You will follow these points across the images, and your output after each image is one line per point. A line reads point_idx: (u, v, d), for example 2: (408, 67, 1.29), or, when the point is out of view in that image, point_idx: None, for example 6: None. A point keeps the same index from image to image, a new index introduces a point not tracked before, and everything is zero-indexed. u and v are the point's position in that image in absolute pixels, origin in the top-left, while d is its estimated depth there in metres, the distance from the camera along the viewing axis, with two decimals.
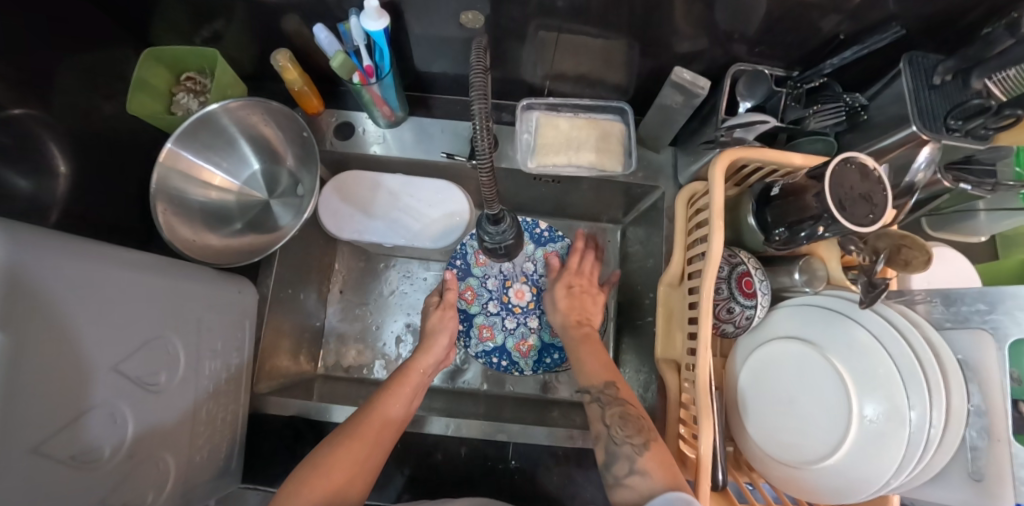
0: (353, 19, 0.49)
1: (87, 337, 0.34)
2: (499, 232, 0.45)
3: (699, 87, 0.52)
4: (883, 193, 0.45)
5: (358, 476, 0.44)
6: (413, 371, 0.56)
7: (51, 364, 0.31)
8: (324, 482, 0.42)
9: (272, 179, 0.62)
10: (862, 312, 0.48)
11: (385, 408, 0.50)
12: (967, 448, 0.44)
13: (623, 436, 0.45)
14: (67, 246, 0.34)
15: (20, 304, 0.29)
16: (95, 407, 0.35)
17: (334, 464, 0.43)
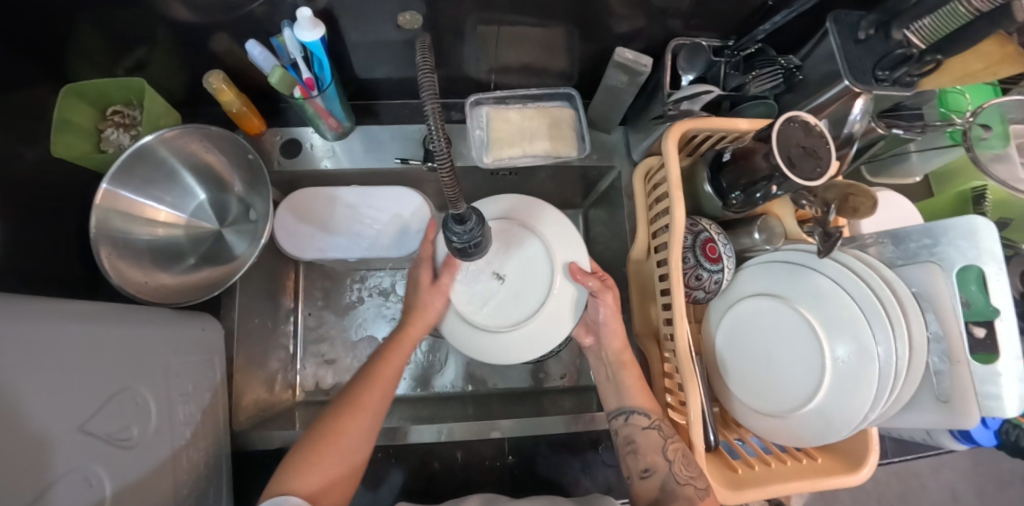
0: (287, 31, 0.47)
1: (45, 401, 0.32)
2: (466, 230, 0.44)
3: (642, 64, 0.53)
4: (827, 146, 0.47)
5: (353, 449, 0.46)
6: (403, 337, 0.53)
7: (8, 435, 0.29)
8: (324, 465, 0.44)
9: (221, 207, 0.60)
10: (820, 261, 0.50)
11: (380, 376, 0.50)
12: (932, 373, 0.47)
13: (686, 475, 0.46)
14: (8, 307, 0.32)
15: None
16: (65, 474, 0.33)
17: (334, 444, 0.45)
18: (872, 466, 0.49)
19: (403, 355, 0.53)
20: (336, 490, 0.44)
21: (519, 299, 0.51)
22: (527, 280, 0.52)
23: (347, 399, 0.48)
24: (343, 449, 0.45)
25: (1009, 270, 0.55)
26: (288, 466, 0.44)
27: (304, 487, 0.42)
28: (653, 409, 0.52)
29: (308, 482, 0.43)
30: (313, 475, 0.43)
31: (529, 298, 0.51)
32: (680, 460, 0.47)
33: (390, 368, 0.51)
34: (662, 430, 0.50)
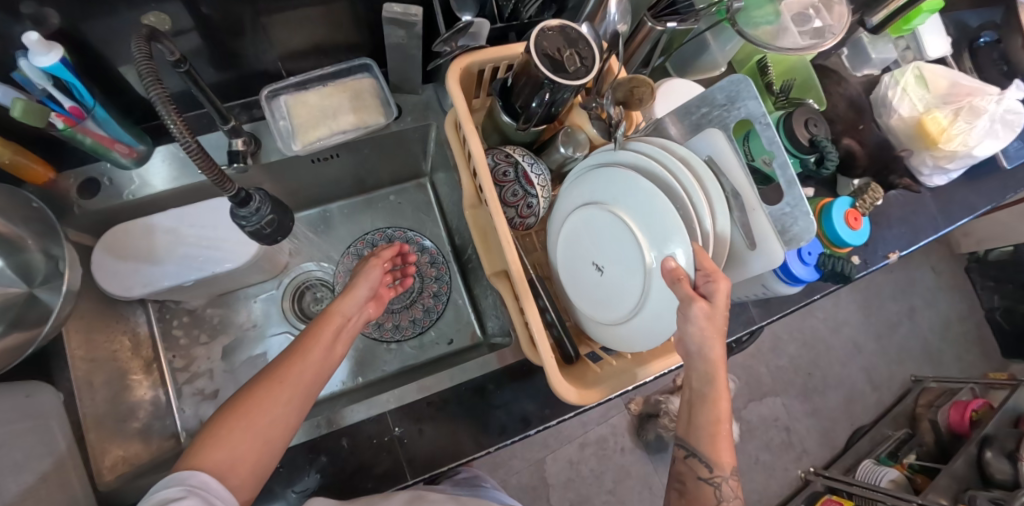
0: (21, 62, 0.44)
1: None
2: (254, 213, 0.43)
3: (413, 15, 0.53)
4: (586, 44, 0.49)
5: (278, 429, 0.40)
6: (333, 316, 0.52)
7: None
8: (242, 438, 0.38)
9: (27, 268, 0.55)
10: (616, 153, 0.53)
11: (303, 353, 0.46)
12: (738, 226, 0.50)
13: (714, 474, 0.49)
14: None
15: None
16: None
17: (247, 419, 0.39)
18: None
19: (334, 331, 0.50)
20: (254, 468, 0.38)
21: (619, 295, 0.51)
22: (620, 283, 0.51)
23: (268, 371, 0.43)
24: (263, 426, 0.39)
25: (794, 121, 0.59)
26: (195, 442, 0.37)
27: (212, 465, 0.35)
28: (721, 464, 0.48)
29: (221, 455, 0.36)
30: (225, 451, 0.36)
31: (623, 301, 0.50)
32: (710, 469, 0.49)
33: (318, 344, 0.48)
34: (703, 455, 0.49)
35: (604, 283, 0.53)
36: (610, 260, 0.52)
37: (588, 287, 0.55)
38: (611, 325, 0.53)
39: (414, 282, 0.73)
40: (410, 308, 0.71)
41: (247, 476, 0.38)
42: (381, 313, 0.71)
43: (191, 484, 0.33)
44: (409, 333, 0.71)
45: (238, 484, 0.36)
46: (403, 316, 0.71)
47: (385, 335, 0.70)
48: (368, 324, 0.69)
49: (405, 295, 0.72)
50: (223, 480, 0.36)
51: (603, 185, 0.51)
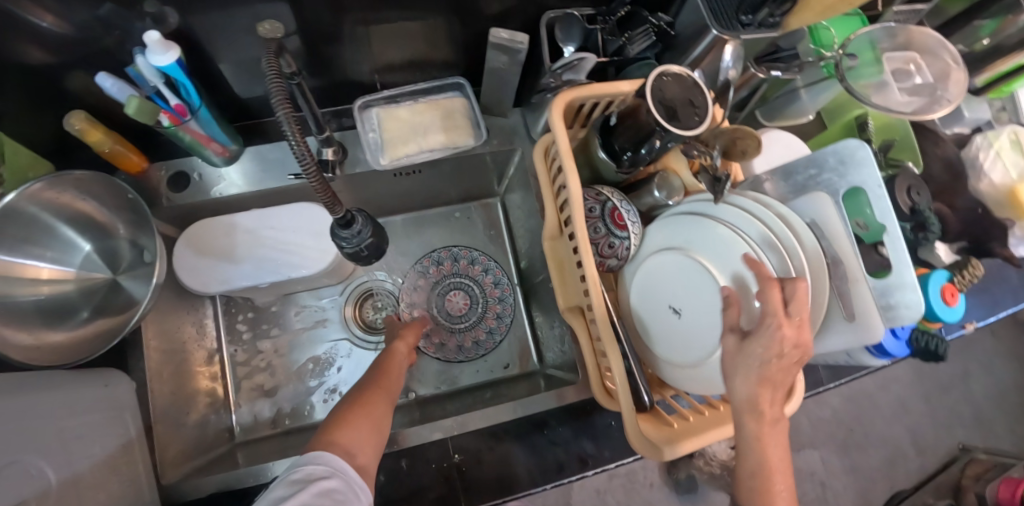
0: (138, 59, 0.44)
1: None
2: (355, 234, 0.43)
3: (519, 42, 0.53)
4: (702, 95, 0.49)
5: (383, 423, 0.45)
6: (399, 348, 0.58)
7: None
8: (361, 424, 0.43)
9: (112, 254, 0.57)
10: (716, 207, 0.52)
11: (389, 370, 0.53)
12: (837, 294, 0.49)
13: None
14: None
15: None
16: None
17: (364, 411, 0.44)
18: (798, 396, 0.50)
19: (398, 364, 0.55)
20: (375, 447, 0.42)
21: (696, 339, 0.51)
22: (703, 320, 0.51)
23: (365, 384, 0.49)
24: (374, 415, 0.45)
25: (896, 187, 0.57)
26: (321, 433, 0.41)
27: (346, 443, 0.40)
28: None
29: (348, 436, 0.41)
30: (353, 432, 0.41)
31: (699, 342, 0.50)
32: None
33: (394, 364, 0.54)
34: None
35: (681, 328, 0.52)
36: (691, 301, 0.52)
37: (663, 331, 0.54)
38: (686, 367, 0.52)
39: (477, 303, 0.74)
40: (473, 329, 0.72)
41: (369, 454, 0.42)
42: (446, 333, 0.72)
43: (325, 461, 0.37)
44: (470, 355, 0.71)
45: (364, 462, 0.41)
46: (466, 337, 0.72)
47: (449, 357, 0.70)
48: (433, 343, 0.71)
49: (468, 316, 0.73)
50: (354, 459, 0.39)
51: (684, 230, 0.54)
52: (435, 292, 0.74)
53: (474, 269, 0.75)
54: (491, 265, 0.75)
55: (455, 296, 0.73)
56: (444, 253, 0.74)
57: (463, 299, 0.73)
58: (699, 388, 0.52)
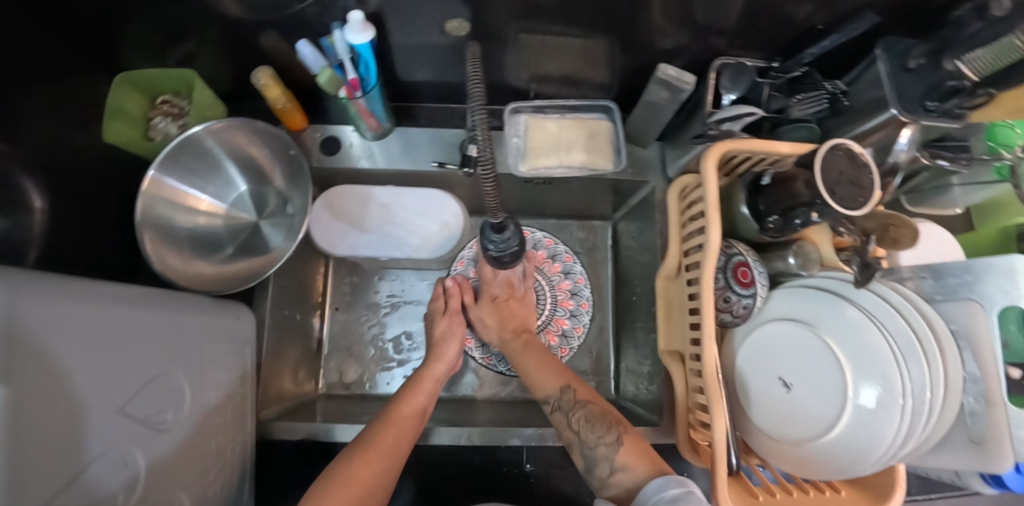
0: (337, 33, 0.48)
1: (89, 386, 0.34)
2: (504, 240, 0.45)
3: (685, 82, 0.53)
4: (870, 176, 0.47)
5: (377, 481, 0.47)
6: (425, 380, 0.59)
7: (53, 408, 0.30)
8: (346, 487, 0.45)
9: (261, 199, 0.61)
10: (857, 291, 0.50)
11: (400, 420, 0.52)
12: (966, 414, 0.46)
13: (596, 438, 0.49)
14: (49, 285, 0.33)
15: (26, 354, 0.28)
16: (95, 460, 0.34)
17: (346, 490, 0.44)
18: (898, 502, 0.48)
19: (427, 390, 0.58)
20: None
21: (803, 418, 0.50)
22: (817, 400, 0.50)
23: (365, 442, 0.49)
24: (356, 491, 0.45)
25: None
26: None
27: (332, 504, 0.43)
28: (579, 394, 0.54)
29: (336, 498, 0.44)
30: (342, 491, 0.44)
31: (809, 422, 0.49)
32: (597, 425, 0.50)
33: (409, 407, 0.54)
34: (565, 406, 0.54)
35: (789, 403, 0.51)
36: (805, 378, 0.51)
37: (763, 400, 0.53)
38: (787, 444, 0.51)
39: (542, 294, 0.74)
40: (551, 326, 0.73)
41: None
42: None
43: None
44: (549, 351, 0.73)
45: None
46: (550, 334, 0.73)
47: (488, 359, 0.73)
48: (474, 338, 0.73)
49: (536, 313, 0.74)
50: None
51: (810, 304, 0.53)
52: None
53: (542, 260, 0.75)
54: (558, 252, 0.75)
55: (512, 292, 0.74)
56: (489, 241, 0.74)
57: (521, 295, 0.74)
58: (794, 467, 0.50)
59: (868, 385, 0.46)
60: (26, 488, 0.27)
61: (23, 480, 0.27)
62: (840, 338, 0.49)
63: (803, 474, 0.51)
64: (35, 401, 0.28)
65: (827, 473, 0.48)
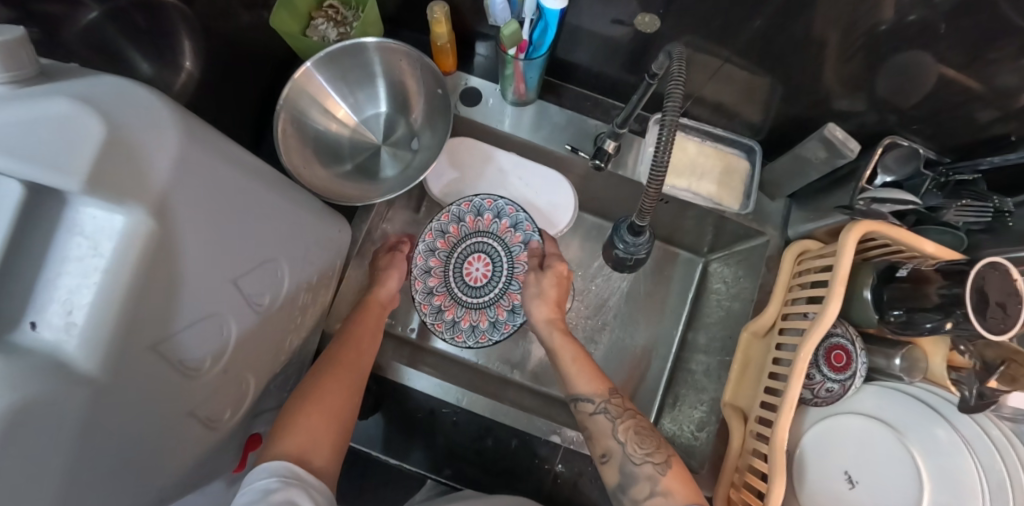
0: None
1: (216, 248, 0.37)
2: (635, 243, 0.44)
3: (850, 148, 0.50)
4: (1020, 305, 0.43)
5: (334, 413, 0.46)
6: (375, 304, 0.60)
7: (183, 256, 0.34)
8: (310, 421, 0.45)
9: (390, 126, 0.62)
10: (959, 415, 0.47)
11: (356, 338, 0.55)
12: None
13: (642, 454, 0.46)
14: (215, 146, 0.37)
15: (175, 193, 0.32)
16: (204, 318, 0.37)
17: (316, 403, 0.46)
18: None
19: (375, 315, 0.59)
20: (327, 449, 0.44)
21: None
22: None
23: (329, 361, 0.51)
24: (325, 408, 0.46)
25: None
26: (275, 431, 0.44)
27: (288, 447, 0.42)
28: (599, 390, 0.50)
29: (295, 441, 0.43)
30: (299, 436, 0.43)
31: None
32: (634, 440, 0.47)
33: (366, 328, 0.57)
34: (611, 411, 0.49)
35: (851, 501, 0.49)
36: (878, 483, 0.49)
37: (822, 490, 0.51)
38: None
39: (500, 267, 0.64)
40: (499, 301, 0.63)
41: (328, 456, 0.44)
42: (462, 310, 0.63)
43: (284, 474, 0.39)
44: (516, 321, 0.62)
45: (320, 465, 0.43)
46: (500, 308, 0.63)
47: (458, 337, 0.62)
48: (445, 318, 0.62)
49: (488, 287, 0.63)
50: (305, 461, 0.42)
51: (903, 410, 0.51)
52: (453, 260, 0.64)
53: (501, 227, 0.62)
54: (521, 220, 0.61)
55: (476, 264, 0.63)
56: (466, 206, 0.62)
57: (483, 266, 0.63)
58: None
59: None
60: (132, 320, 0.31)
61: (133, 310, 0.30)
62: (927, 455, 0.47)
63: None
64: (165, 250, 0.32)
65: None
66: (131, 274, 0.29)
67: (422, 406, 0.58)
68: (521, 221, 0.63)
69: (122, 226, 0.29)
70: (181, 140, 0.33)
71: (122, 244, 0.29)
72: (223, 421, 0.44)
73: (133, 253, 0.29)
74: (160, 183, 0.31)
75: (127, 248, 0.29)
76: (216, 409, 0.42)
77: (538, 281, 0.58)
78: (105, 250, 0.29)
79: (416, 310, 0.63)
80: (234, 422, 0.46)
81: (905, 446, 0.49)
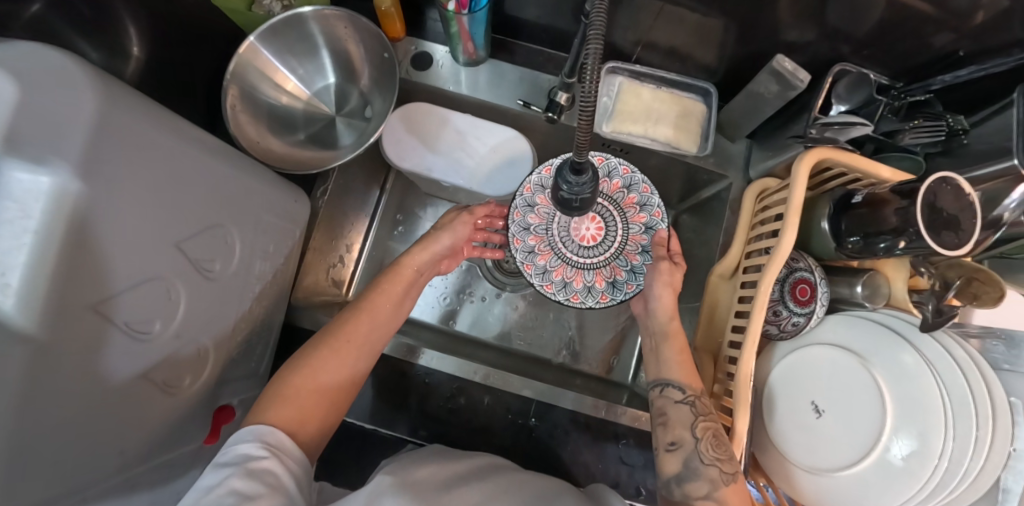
0: None
1: (151, 211, 0.37)
2: (578, 183, 0.42)
3: (799, 79, 0.49)
4: (973, 220, 0.42)
5: (335, 387, 0.46)
6: (408, 269, 0.57)
7: (116, 218, 0.34)
8: (304, 394, 0.44)
9: (343, 96, 0.62)
10: (920, 335, 0.47)
11: (374, 308, 0.52)
12: (1000, 489, 0.43)
13: (712, 456, 0.45)
14: (141, 111, 0.36)
15: (101, 154, 0.31)
16: (147, 281, 0.38)
17: (316, 376, 0.45)
18: None
19: (406, 283, 0.56)
20: (316, 426, 0.44)
21: (827, 447, 0.49)
22: (848, 435, 0.48)
23: (336, 332, 0.49)
24: (322, 388, 0.45)
25: None
26: (265, 401, 0.43)
27: (279, 418, 0.42)
28: (691, 386, 0.50)
29: (286, 414, 0.42)
30: (290, 408, 0.43)
31: (832, 453, 0.48)
32: (709, 440, 0.46)
33: (387, 296, 0.54)
34: (694, 406, 0.48)
35: (818, 430, 0.50)
36: (844, 410, 0.49)
37: (791, 421, 0.52)
38: (804, 468, 0.49)
39: (613, 229, 0.60)
40: (603, 268, 0.59)
41: (315, 430, 0.44)
42: (572, 271, 0.59)
43: (268, 442, 0.39)
44: (588, 300, 0.58)
45: (306, 439, 0.43)
46: (614, 269, 0.59)
47: (572, 299, 0.58)
48: (535, 262, 0.58)
49: (601, 248, 0.60)
50: (292, 435, 0.42)
51: (868, 337, 0.51)
52: (558, 217, 0.59)
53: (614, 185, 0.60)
54: (651, 202, 0.60)
55: (587, 223, 0.59)
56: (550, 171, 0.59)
57: (595, 226, 0.59)
58: (799, 487, 0.50)
59: (905, 433, 0.45)
60: (69, 283, 0.31)
61: (69, 273, 0.30)
62: (891, 379, 0.47)
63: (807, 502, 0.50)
64: (97, 210, 0.32)
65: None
66: (61, 233, 0.29)
67: (394, 372, 0.58)
68: (649, 203, 0.61)
69: (49, 188, 0.28)
70: (102, 100, 0.32)
71: (49, 204, 0.29)
72: (183, 387, 0.45)
73: (62, 213, 0.29)
74: (85, 144, 0.30)
75: (58, 208, 0.29)
76: (173, 375, 0.43)
77: (668, 271, 0.56)
78: (32, 212, 0.28)
79: (510, 243, 0.59)
80: (195, 391, 0.47)
81: (869, 371, 0.49)
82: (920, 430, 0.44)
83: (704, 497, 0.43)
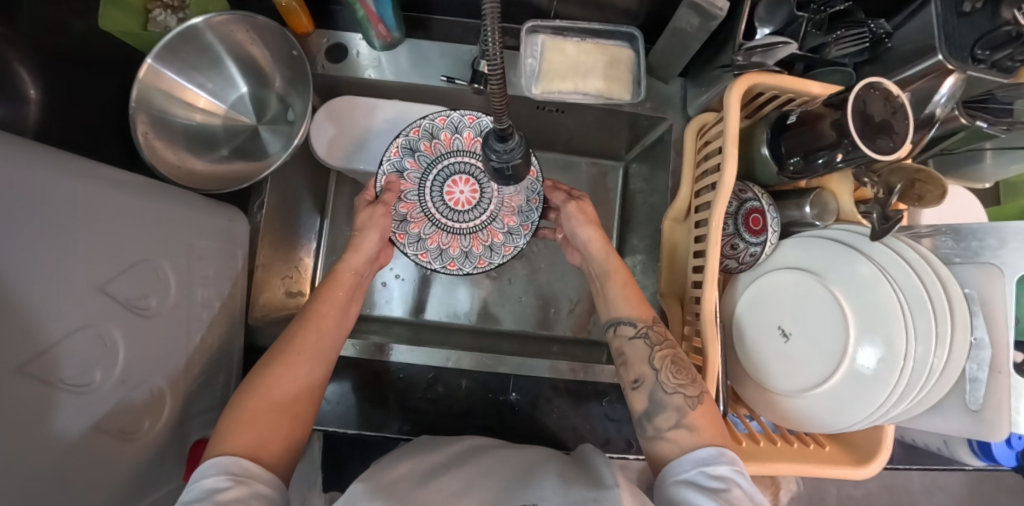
0: None
1: (66, 259, 0.34)
2: (506, 150, 0.41)
3: (717, 8, 0.47)
4: (905, 121, 0.43)
5: (293, 405, 0.43)
6: (344, 273, 0.53)
7: (22, 270, 0.30)
8: (258, 418, 0.41)
9: (261, 103, 0.60)
10: (870, 244, 0.48)
11: (319, 317, 0.50)
12: (966, 380, 0.44)
13: (675, 383, 0.46)
14: (36, 154, 0.33)
15: None
16: (76, 331, 0.36)
17: (263, 398, 0.42)
18: (882, 459, 0.49)
19: (349, 288, 0.53)
20: (283, 442, 0.41)
21: (797, 371, 0.49)
22: (815, 356, 0.48)
23: (285, 347, 0.46)
24: (279, 402, 0.43)
25: None
26: (224, 427, 0.40)
27: (237, 445, 0.38)
28: (642, 318, 0.51)
29: (245, 439, 0.39)
30: (249, 431, 0.39)
31: (805, 376, 0.49)
32: (668, 368, 0.47)
33: (330, 305, 0.51)
34: (650, 338, 0.49)
35: (787, 356, 0.50)
36: (808, 333, 0.49)
37: (761, 353, 0.52)
38: (781, 395, 0.50)
39: (488, 192, 0.60)
40: (479, 231, 0.59)
41: (281, 451, 0.41)
42: (431, 229, 0.59)
43: (234, 471, 0.36)
44: (465, 266, 0.59)
45: (271, 462, 0.39)
46: (475, 240, 0.59)
47: (422, 256, 0.58)
48: (409, 231, 0.58)
49: (472, 213, 0.59)
50: (258, 458, 0.38)
51: (823, 254, 0.51)
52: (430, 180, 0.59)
53: (465, 139, 0.59)
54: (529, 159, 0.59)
55: (458, 186, 0.59)
56: (442, 121, 0.58)
57: (468, 189, 0.59)
58: (780, 414, 0.51)
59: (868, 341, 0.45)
60: None
61: None
62: (848, 291, 0.48)
63: (790, 425, 0.51)
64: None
65: (817, 425, 0.49)
66: None
67: (369, 371, 0.58)
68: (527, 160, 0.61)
69: None
70: None
71: None
72: (142, 432, 0.44)
73: None
74: None
75: None
76: (128, 422, 0.42)
77: (580, 208, 0.57)
78: None
79: (395, 241, 0.58)
80: (157, 433, 0.46)
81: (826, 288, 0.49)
82: (884, 336, 0.44)
83: (675, 427, 0.44)
